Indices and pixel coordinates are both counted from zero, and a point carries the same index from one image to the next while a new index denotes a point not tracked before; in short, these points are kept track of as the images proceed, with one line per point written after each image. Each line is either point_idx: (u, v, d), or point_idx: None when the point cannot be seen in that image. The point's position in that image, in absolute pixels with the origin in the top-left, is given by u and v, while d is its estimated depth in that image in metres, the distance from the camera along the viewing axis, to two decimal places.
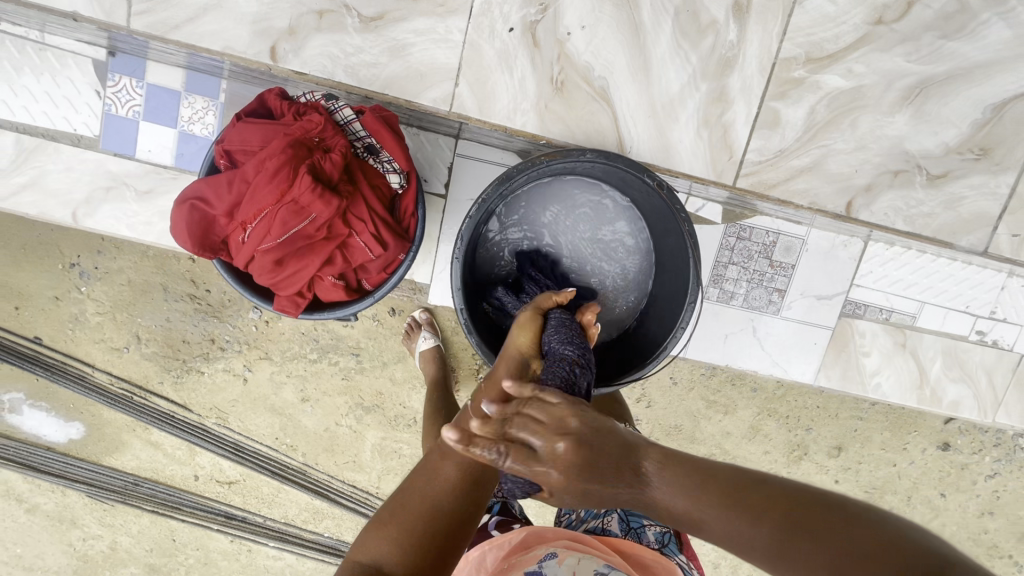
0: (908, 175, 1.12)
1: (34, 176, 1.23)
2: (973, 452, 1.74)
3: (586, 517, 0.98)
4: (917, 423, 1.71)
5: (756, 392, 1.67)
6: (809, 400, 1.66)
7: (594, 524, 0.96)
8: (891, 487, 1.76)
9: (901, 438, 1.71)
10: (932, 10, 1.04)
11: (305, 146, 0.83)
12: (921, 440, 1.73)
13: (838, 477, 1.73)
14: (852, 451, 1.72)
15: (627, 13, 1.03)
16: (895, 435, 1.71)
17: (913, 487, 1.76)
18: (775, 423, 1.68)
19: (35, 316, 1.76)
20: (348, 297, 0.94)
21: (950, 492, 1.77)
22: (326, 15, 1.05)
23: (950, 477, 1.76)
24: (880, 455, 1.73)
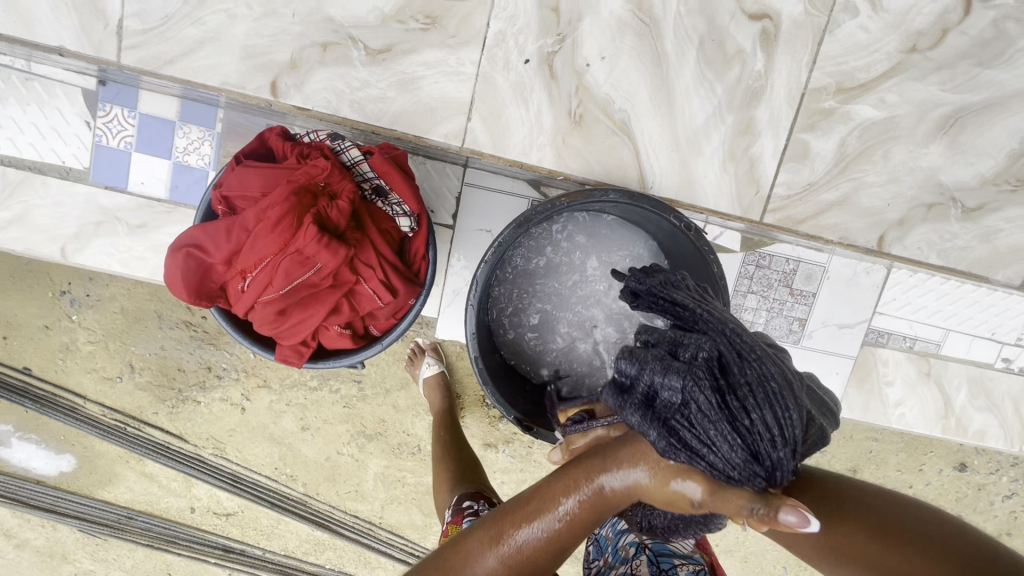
0: (943, 208, 1.07)
1: (21, 211, 1.17)
2: (991, 473, 1.70)
3: (615, 564, 0.90)
4: (933, 444, 1.67)
5: None
6: None
7: (623, 569, 0.88)
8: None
9: (917, 460, 1.67)
10: (968, 38, 1.00)
11: (310, 192, 0.77)
12: (938, 461, 1.68)
13: None
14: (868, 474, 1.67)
15: (650, 42, 0.98)
16: (912, 457, 1.67)
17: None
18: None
19: (23, 347, 1.69)
20: (355, 345, 0.89)
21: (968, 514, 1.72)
22: (330, 47, 1.00)
23: (968, 499, 1.71)
24: (897, 478, 1.68)
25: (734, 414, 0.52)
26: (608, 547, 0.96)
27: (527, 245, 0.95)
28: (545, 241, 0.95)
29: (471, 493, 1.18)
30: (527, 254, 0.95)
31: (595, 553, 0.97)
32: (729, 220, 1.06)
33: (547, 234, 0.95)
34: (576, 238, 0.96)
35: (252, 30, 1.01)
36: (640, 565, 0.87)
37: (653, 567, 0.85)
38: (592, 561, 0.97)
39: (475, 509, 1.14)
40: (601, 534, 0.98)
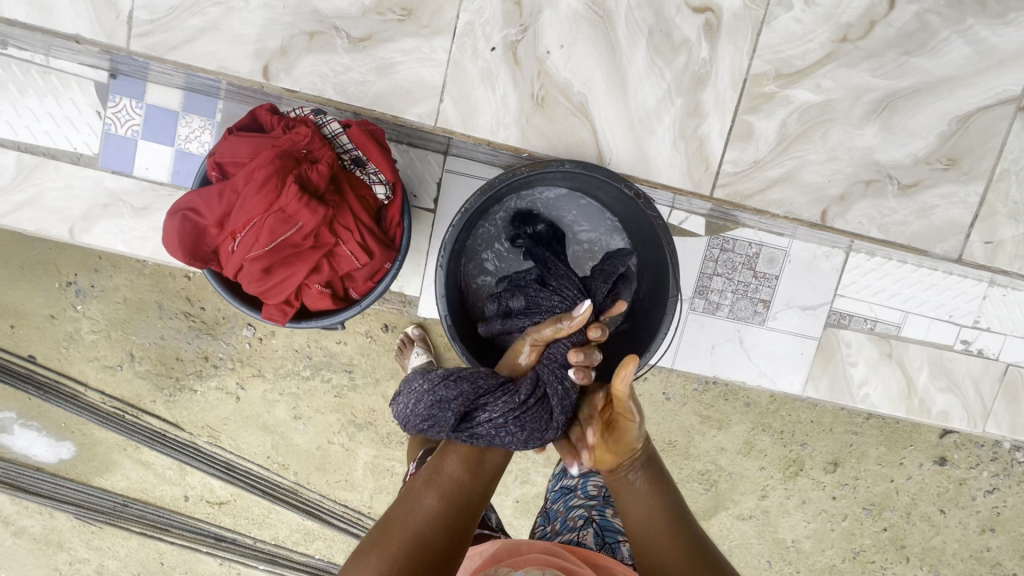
0: (880, 185, 1.12)
1: (34, 194, 1.27)
2: (971, 467, 1.73)
3: (562, 529, 0.99)
4: (912, 437, 1.71)
5: (750, 407, 1.67)
6: (801, 414, 1.67)
7: (569, 536, 0.97)
8: (890, 504, 1.75)
9: (897, 453, 1.71)
10: (894, 29, 1.06)
11: (293, 158, 0.86)
12: (918, 455, 1.72)
13: (835, 493, 1.72)
14: (849, 467, 1.71)
15: (604, 32, 1.05)
16: (891, 450, 1.71)
17: (912, 503, 1.75)
18: (769, 438, 1.69)
19: (30, 335, 1.78)
20: (335, 305, 0.97)
21: (951, 508, 1.75)
22: (316, 36, 1.07)
23: (949, 493, 1.74)
24: (877, 471, 1.72)
25: (556, 288, 0.93)
26: (558, 518, 1.03)
27: (486, 230, 1.06)
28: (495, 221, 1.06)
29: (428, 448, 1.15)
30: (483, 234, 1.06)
31: (543, 521, 1.06)
32: (683, 195, 1.11)
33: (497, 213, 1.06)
34: (525, 213, 1.08)
35: (251, 22, 1.09)
36: (586, 534, 0.96)
37: (597, 538, 0.95)
38: (540, 528, 1.06)
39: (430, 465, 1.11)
40: (552, 508, 1.06)
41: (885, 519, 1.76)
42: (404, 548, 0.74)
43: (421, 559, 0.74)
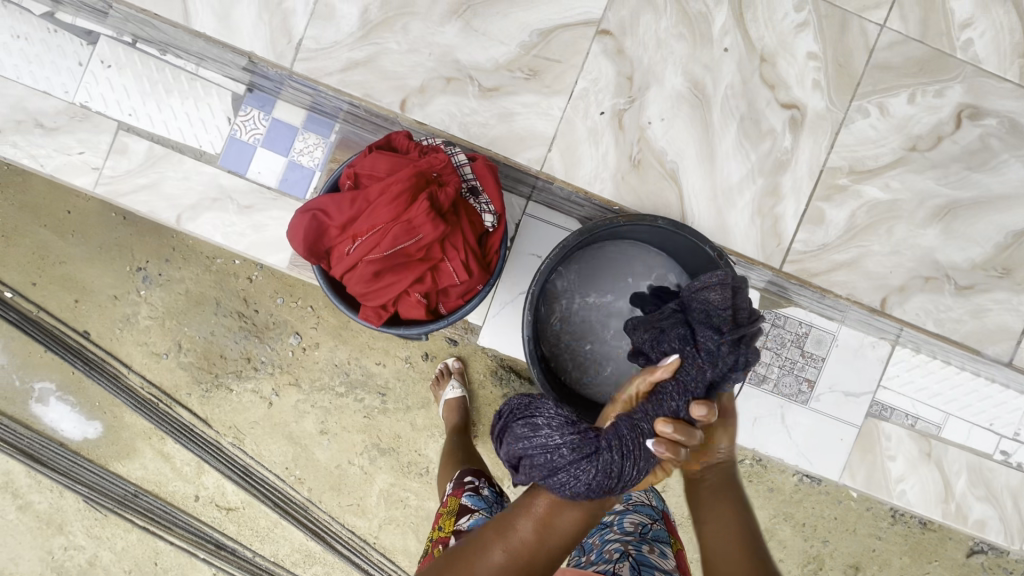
0: (938, 283, 1.18)
1: (155, 179, 1.40)
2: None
3: (597, 560, 0.97)
4: (937, 549, 1.67)
5: (773, 492, 1.65)
6: (826, 507, 1.65)
7: (605, 566, 0.94)
8: None
9: (920, 565, 1.67)
10: (958, 146, 1.17)
11: (425, 178, 0.97)
12: (941, 569, 1.68)
13: None
14: (869, 571, 1.67)
15: (701, 111, 1.15)
16: (914, 560, 1.67)
17: None
18: (791, 527, 1.66)
19: (91, 311, 1.86)
20: (425, 316, 1.04)
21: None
22: (452, 81, 1.16)
23: None
24: None
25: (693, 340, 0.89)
26: (593, 549, 1.01)
27: (572, 268, 1.18)
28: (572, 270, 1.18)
29: (472, 470, 1.30)
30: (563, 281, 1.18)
31: (578, 552, 1.04)
32: (753, 265, 1.17)
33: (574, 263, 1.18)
34: (601, 267, 1.19)
35: (387, 58, 1.17)
36: (622, 567, 0.93)
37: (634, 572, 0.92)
38: (574, 557, 1.04)
39: (475, 485, 1.25)
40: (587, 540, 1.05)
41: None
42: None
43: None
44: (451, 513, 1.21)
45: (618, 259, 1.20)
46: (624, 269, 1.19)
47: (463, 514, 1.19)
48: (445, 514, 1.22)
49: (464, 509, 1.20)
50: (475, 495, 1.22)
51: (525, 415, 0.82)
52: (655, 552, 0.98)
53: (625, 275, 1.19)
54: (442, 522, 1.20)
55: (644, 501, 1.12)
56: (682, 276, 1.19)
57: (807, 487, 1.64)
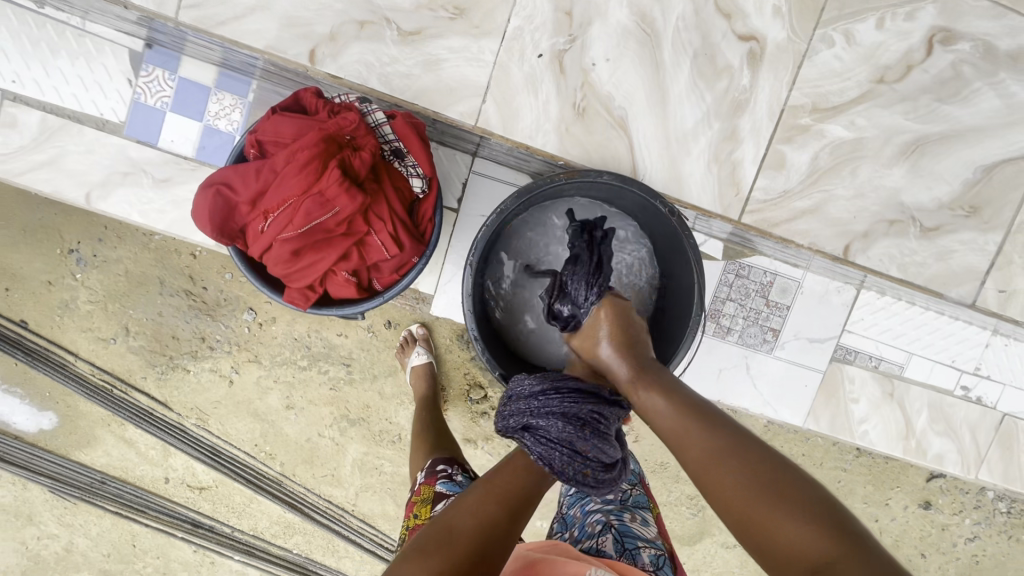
0: (903, 226, 1.10)
1: (54, 155, 1.25)
2: (955, 513, 1.75)
3: (580, 537, 0.92)
4: (900, 478, 1.72)
5: None
6: (795, 448, 1.68)
7: (588, 544, 0.89)
8: None
9: (883, 494, 1.72)
10: (929, 75, 1.06)
11: (336, 142, 0.86)
12: (903, 497, 1.73)
13: None
14: None
15: (650, 49, 1.03)
16: (878, 491, 1.72)
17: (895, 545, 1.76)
18: None
19: (24, 299, 1.73)
20: (358, 295, 0.95)
21: (932, 553, 1.77)
22: (367, 25, 1.01)
23: (931, 537, 1.76)
24: (864, 510, 1.73)
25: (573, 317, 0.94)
26: (575, 524, 0.96)
27: (513, 231, 1.10)
28: (526, 226, 1.11)
29: (446, 458, 1.23)
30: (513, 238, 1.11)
31: (560, 527, 0.98)
32: (710, 218, 1.09)
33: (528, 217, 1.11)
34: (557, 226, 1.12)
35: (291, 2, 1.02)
36: (606, 541, 0.89)
37: (617, 545, 0.88)
38: (557, 535, 0.98)
39: (448, 473, 1.18)
40: (569, 513, 0.99)
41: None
42: (467, 548, 0.67)
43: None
44: (425, 500, 1.12)
45: (561, 217, 1.12)
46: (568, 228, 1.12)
47: (440, 500, 1.10)
48: (419, 503, 1.13)
49: (440, 496, 1.11)
50: (449, 482, 1.15)
51: (603, 429, 0.82)
52: (637, 520, 0.94)
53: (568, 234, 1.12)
54: (417, 512, 1.11)
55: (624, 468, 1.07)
56: (631, 231, 1.12)
57: (776, 431, 1.65)
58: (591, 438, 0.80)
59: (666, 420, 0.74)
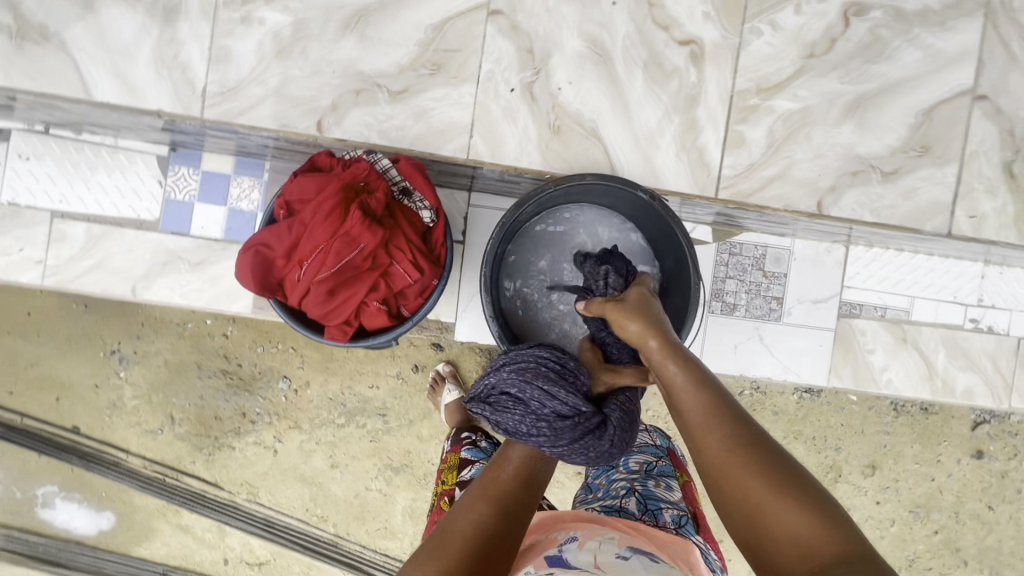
0: (867, 175, 1.19)
1: (101, 259, 1.40)
2: (1011, 459, 1.77)
3: (604, 497, 1.01)
4: (946, 433, 1.75)
5: (778, 415, 1.74)
6: (833, 420, 1.73)
7: (611, 502, 0.99)
8: (935, 504, 1.77)
9: (933, 451, 1.75)
10: (853, 42, 1.17)
11: (353, 189, 0.99)
12: (954, 451, 1.76)
13: (877, 497, 1.75)
14: (887, 469, 1.75)
15: (605, 65, 1.15)
16: (926, 448, 1.75)
17: (959, 501, 1.77)
18: (804, 446, 1.74)
19: (74, 406, 1.84)
20: (390, 322, 1.05)
21: (1000, 504, 1.78)
22: (361, 92, 1.13)
23: (993, 487, 1.77)
24: (918, 471, 1.75)
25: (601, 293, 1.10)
26: (601, 488, 1.06)
27: (516, 247, 1.23)
28: (523, 247, 1.23)
29: (469, 426, 1.31)
30: (522, 271, 1.24)
31: (587, 491, 1.09)
32: (691, 200, 1.19)
33: (521, 247, 1.23)
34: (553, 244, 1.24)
35: (273, 80, 1.13)
36: (629, 501, 0.98)
37: (640, 505, 0.96)
38: (583, 496, 1.09)
39: (472, 439, 1.26)
40: (594, 481, 1.09)
41: (934, 521, 1.77)
42: (462, 553, 0.71)
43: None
44: (452, 467, 1.21)
45: (557, 227, 1.24)
46: (564, 234, 1.24)
47: (465, 466, 1.19)
48: (447, 469, 1.22)
49: (466, 462, 1.20)
50: (473, 448, 1.24)
51: (552, 377, 0.93)
52: (660, 486, 1.03)
53: (566, 238, 1.24)
54: (444, 477, 1.20)
55: (649, 441, 1.15)
56: (620, 225, 1.24)
57: (807, 406, 1.72)
58: (534, 384, 0.92)
59: (692, 399, 0.85)
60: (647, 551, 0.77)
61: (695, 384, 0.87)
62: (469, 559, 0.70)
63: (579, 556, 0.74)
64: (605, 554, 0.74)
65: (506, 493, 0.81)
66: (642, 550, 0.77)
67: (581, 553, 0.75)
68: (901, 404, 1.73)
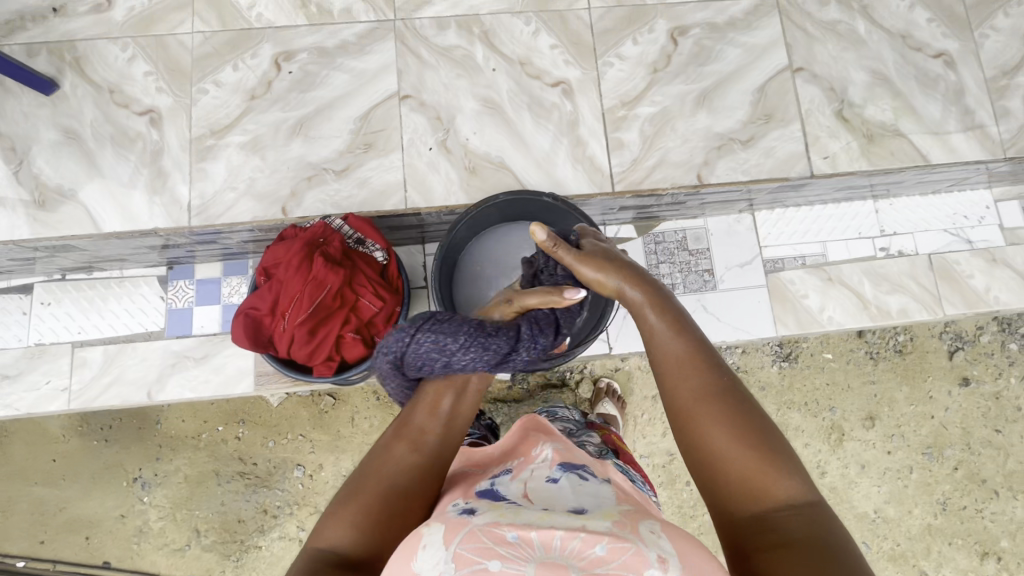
0: (729, 146, 1.46)
1: (118, 373, 1.60)
2: (997, 378, 1.80)
3: None
4: (926, 368, 1.80)
5: (766, 391, 1.79)
6: (817, 381, 1.79)
7: None
8: (946, 441, 1.78)
9: (921, 389, 1.79)
10: (684, 54, 1.49)
11: (314, 244, 1.22)
12: (942, 384, 1.80)
13: (887, 447, 1.77)
14: (886, 418, 1.78)
15: (498, 115, 1.45)
16: (915, 388, 1.80)
17: (966, 432, 1.79)
18: (799, 413, 1.78)
19: (103, 541, 1.85)
20: (366, 349, 1.23)
21: (1006, 426, 1.80)
22: (312, 178, 1.41)
23: (994, 410, 1.80)
24: (915, 412, 1.79)
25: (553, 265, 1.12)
26: None
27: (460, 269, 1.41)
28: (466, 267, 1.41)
29: None
30: None
31: None
32: (596, 198, 1.43)
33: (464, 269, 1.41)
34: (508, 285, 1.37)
35: (243, 185, 1.41)
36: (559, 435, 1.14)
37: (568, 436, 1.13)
38: None
39: None
40: None
41: (950, 458, 1.78)
42: (382, 493, 0.81)
43: (395, 509, 0.80)
44: None
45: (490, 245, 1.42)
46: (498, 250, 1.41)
47: None
48: None
49: None
50: None
51: None
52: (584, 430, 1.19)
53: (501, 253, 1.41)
54: None
55: (571, 408, 1.30)
56: None
57: (791, 374, 1.78)
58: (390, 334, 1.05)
59: (669, 346, 0.86)
60: (577, 469, 0.85)
61: (672, 331, 0.87)
62: (390, 498, 0.81)
63: (508, 486, 0.82)
64: (534, 485, 0.81)
65: (419, 427, 0.90)
66: (572, 468, 0.85)
67: (511, 483, 0.82)
68: (876, 351, 1.79)
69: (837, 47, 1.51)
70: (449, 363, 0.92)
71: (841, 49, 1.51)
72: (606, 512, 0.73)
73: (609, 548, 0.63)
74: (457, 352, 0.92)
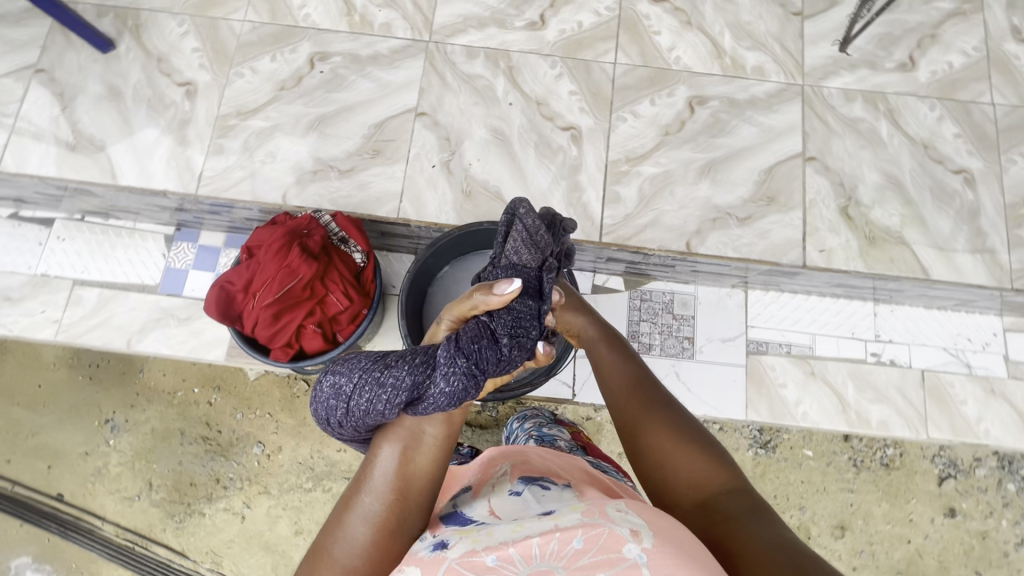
0: (724, 220, 1.46)
1: (106, 317, 1.69)
2: (987, 516, 1.62)
3: None
4: (911, 488, 1.63)
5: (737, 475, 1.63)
6: (791, 475, 1.63)
7: None
8: (918, 570, 1.59)
9: (902, 509, 1.62)
10: (698, 123, 1.51)
11: (297, 234, 1.28)
12: (925, 509, 1.62)
13: (853, 563, 1.59)
14: (858, 530, 1.61)
15: (505, 147, 1.49)
16: (895, 505, 1.62)
17: (942, 567, 1.59)
18: None
19: (63, 474, 1.70)
20: (324, 343, 1.27)
21: (987, 569, 1.59)
22: (317, 172, 1.48)
23: (977, 550, 1.60)
24: (888, 532, 1.61)
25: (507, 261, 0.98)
26: None
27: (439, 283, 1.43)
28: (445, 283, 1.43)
29: None
30: None
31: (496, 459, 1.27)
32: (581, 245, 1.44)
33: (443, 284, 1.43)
34: None
35: (254, 167, 1.49)
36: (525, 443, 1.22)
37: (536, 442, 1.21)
38: None
39: None
40: None
41: None
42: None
43: None
44: None
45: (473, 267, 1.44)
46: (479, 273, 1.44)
47: None
48: None
49: None
50: None
51: None
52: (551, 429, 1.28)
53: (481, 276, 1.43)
54: None
55: (536, 411, 1.42)
56: None
57: (765, 462, 1.63)
58: None
59: (615, 374, 0.98)
60: (539, 479, 0.84)
61: (616, 359, 1.01)
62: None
63: (474, 506, 0.83)
64: (499, 503, 0.81)
65: (372, 501, 0.82)
66: (534, 478, 0.84)
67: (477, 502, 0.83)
68: (859, 459, 1.64)
69: (855, 143, 1.50)
70: (348, 407, 0.90)
71: (858, 146, 1.50)
72: (572, 504, 0.73)
73: (587, 541, 0.64)
74: (352, 394, 0.89)
